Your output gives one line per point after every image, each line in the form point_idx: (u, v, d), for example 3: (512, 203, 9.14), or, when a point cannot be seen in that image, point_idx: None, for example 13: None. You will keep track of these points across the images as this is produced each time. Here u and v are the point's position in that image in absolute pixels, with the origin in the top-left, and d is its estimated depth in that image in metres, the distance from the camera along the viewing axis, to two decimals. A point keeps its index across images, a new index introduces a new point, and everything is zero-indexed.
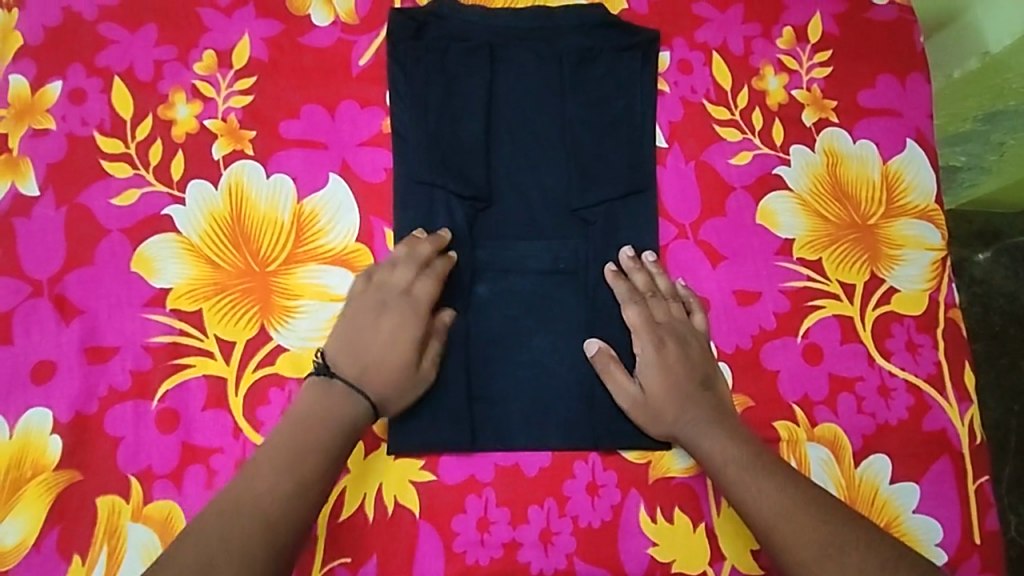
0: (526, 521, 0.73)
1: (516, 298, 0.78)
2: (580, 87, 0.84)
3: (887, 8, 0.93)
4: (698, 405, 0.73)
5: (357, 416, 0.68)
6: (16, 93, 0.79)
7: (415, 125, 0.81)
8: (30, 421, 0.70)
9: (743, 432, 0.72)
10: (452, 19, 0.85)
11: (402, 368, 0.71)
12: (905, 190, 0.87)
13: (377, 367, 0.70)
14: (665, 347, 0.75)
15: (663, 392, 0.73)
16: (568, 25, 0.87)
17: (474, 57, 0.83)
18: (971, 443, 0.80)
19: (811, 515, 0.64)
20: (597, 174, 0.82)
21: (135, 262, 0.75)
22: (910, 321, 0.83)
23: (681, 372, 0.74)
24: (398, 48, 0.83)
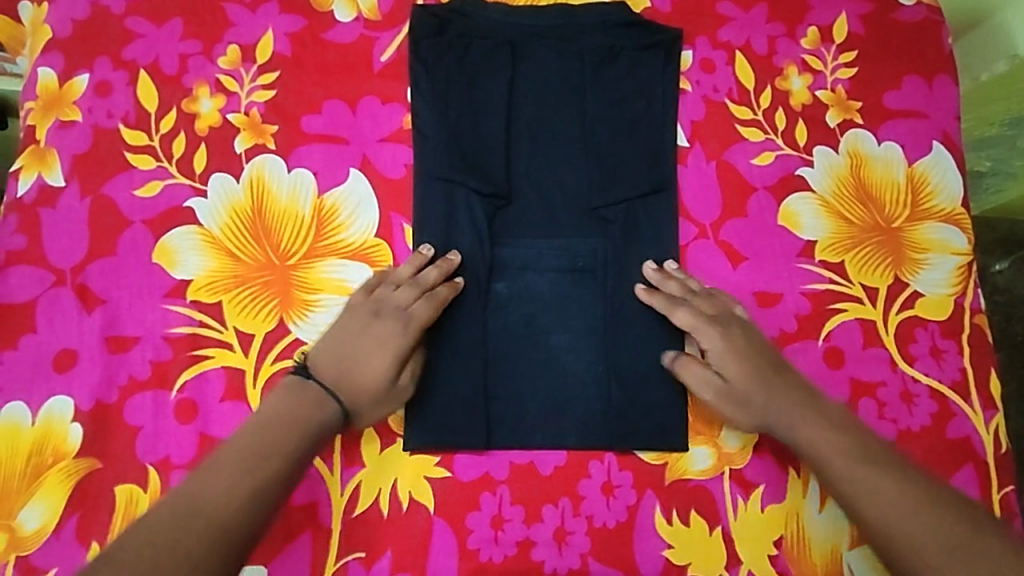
0: (540, 520, 0.72)
1: (534, 297, 0.78)
2: (601, 85, 0.84)
3: (915, 9, 0.92)
4: (783, 399, 0.71)
5: (325, 423, 0.66)
6: (44, 85, 0.80)
7: (436, 121, 0.81)
8: (52, 409, 0.71)
9: (829, 421, 0.70)
10: (475, 17, 0.85)
11: (378, 381, 0.69)
12: (931, 193, 0.86)
13: (355, 376, 0.69)
14: (737, 340, 0.74)
15: (743, 379, 0.72)
16: (589, 23, 0.86)
17: (496, 55, 0.83)
18: (995, 452, 0.79)
19: (920, 509, 0.63)
20: (617, 173, 0.81)
21: (157, 254, 0.76)
22: (934, 325, 0.82)
23: (757, 361, 0.73)
24: (420, 44, 0.83)
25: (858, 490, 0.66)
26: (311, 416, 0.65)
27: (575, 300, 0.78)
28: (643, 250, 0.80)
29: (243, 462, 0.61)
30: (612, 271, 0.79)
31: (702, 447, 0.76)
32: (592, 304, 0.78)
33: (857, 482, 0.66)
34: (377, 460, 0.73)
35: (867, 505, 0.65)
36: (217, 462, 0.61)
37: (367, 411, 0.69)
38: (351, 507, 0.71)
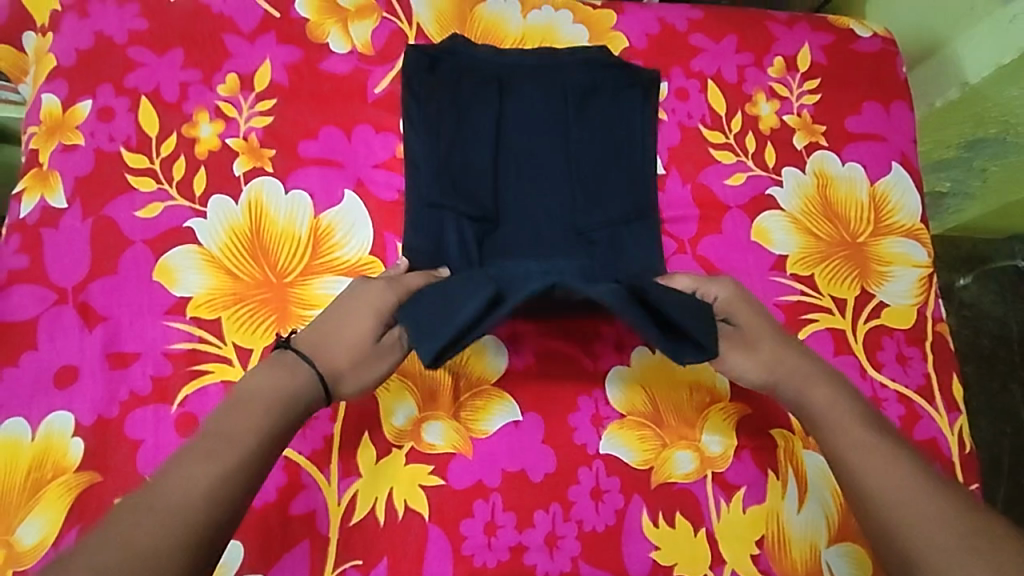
0: (532, 525, 0.75)
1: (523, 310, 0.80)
2: (583, 114, 0.89)
3: (871, 41, 1.00)
4: (800, 361, 0.74)
5: (293, 398, 0.64)
6: (48, 111, 0.83)
7: (428, 149, 0.85)
8: (52, 424, 0.73)
9: (820, 407, 0.71)
10: (464, 55, 0.89)
11: (361, 341, 0.68)
12: (892, 210, 0.92)
13: (337, 340, 0.68)
14: (752, 328, 0.75)
15: (750, 342, 0.74)
16: (573, 63, 0.90)
17: (486, 91, 0.88)
18: (960, 452, 0.84)
19: (913, 498, 0.62)
20: (601, 196, 0.86)
21: (157, 272, 0.79)
22: (899, 333, 0.87)
23: (773, 349, 0.74)
24: (413, 82, 0.87)
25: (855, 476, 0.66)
26: (276, 409, 0.62)
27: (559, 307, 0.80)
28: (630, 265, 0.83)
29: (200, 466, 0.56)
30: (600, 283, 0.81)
31: (685, 451, 0.79)
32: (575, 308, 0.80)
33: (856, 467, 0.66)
34: (373, 469, 0.75)
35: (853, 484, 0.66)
36: (173, 470, 0.56)
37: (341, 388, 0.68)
38: (348, 516, 0.73)
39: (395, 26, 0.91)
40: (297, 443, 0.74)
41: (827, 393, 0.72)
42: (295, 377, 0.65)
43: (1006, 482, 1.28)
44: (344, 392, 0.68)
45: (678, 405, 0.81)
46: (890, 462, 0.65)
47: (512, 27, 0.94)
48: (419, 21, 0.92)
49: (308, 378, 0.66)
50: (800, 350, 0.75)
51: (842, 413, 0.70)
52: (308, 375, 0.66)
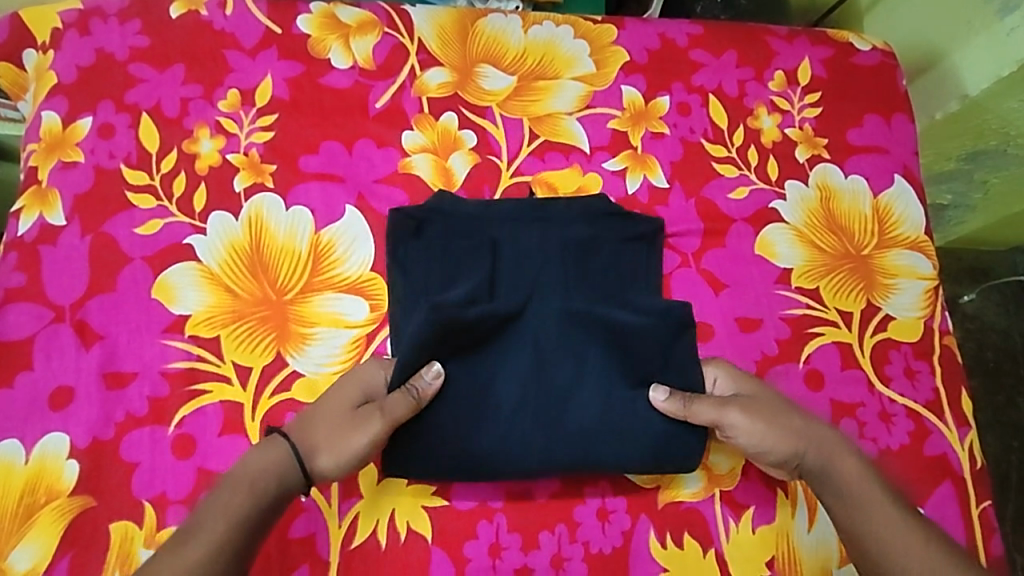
0: (537, 547, 0.73)
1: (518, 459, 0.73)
2: (584, 283, 0.79)
3: (871, 54, 1.00)
4: (791, 419, 0.73)
5: (264, 476, 0.65)
6: (48, 128, 0.83)
7: (415, 297, 0.78)
8: (47, 446, 0.71)
9: (844, 477, 0.70)
10: (454, 214, 0.81)
11: (339, 414, 0.70)
12: (896, 223, 0.92)
13: (319, 419, 0.69)
14: (761, 397, 0.74)
15: (748, 405, 0.73)
16: (571, 214, 0.82)
17: (479, 255, 0.79)
18: (971, 468, 0.82)
19: (929, 568, 0.65)
20: (631, 344, 0.75)
21: (156, 289, 0.78)
22: (907, 347, 0.86)
23: (779, 413, 0.73)
24: (399, 247, 0.80)
25: (876, 543, 0.68)
26: (246, 495, 0.64)
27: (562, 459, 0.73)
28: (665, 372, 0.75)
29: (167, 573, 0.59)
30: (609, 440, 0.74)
31: (693, 469, 0.78)
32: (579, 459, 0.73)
33: (880, 536, 0.68)
34: (375, 490, 0.73)
35: (869, 548, 0.68)
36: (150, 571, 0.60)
37: (314, 462, 0.67)
38: (349, 539, 0.72)
39: (396, 41, 0.91)
40: None
41: (849, 464, 0.71)
42: (268, 466, 0.66)
43: (1013, 497, 1.27)
44: (320, 465, 0.67)
45: None
46: (900, 528, 0.68)
47: (513, 41, 0.94)
48: (420, 35, 0.92)
49: (283, 450, 0.67)
50: (817, 421, 0.73)
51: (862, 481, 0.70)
52: (284, 450, 0.67)
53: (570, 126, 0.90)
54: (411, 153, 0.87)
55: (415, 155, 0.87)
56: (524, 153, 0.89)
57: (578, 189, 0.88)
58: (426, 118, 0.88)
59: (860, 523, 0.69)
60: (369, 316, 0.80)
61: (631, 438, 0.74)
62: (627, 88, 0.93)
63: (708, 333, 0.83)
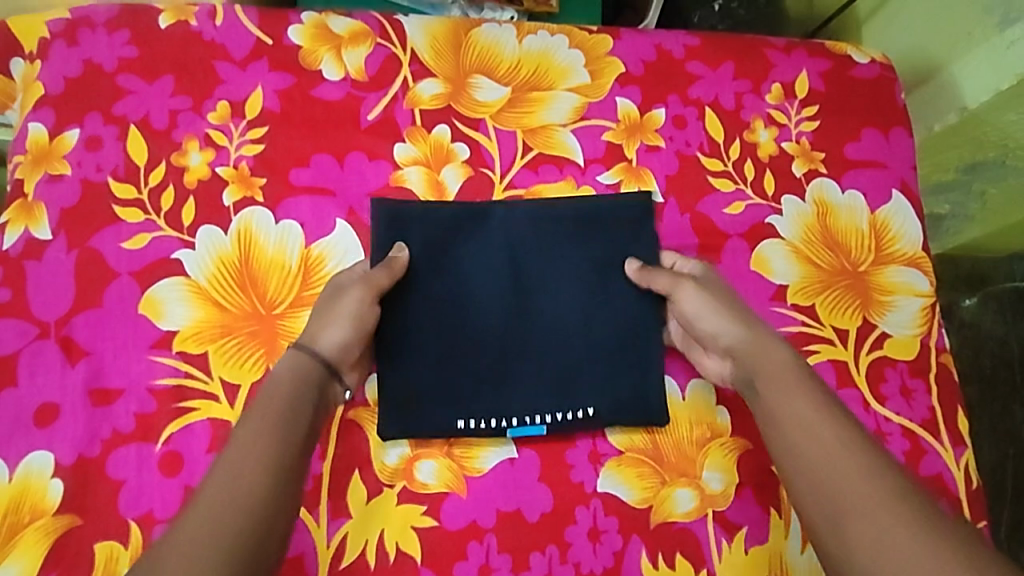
0: (528, 568, 0.72)
1: (483, 416, 0.76)
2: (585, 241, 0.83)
3: (869, 66, 0.99)
4: (742, 318, 0.74)
5: (300, 383, 0.69)
6: (35, 140, 0.82)
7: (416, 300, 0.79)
8: (31, 464, 0.70)
9: (766, 364, 0.71)
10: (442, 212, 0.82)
11: (329, 309, 0.73)
12: (893, 238, 0.91)
13: (317, 320, 0.73)
14: (715, 286, 0.77)
15: (705, 305, 0.75)
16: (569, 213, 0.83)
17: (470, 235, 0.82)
18: (967, 488, 0.82)
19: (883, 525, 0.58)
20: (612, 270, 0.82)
21: (143, 305, 0.77)
22: (903, 365, 0.85)
23: (728, 301, 0.75)
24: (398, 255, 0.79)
25: (807, 464, 0.65)
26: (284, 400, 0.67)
27: (505, 423, 0.76)
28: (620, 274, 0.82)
29: (226, 490, 0.60)
30: (578, 382, 0.79)
31: (686, 489, 0.77)
32: (522, 419, 0.77)
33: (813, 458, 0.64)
34: (364, 510, 0.73)
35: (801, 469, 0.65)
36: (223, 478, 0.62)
37: (316, 344, 0.71)
38: (338, 560, 0.71)
39: (388, 52, 0.90)
40: None
41: (774, 351, 0.71)
42: (290, 376, 0.69)
43: (1009, 506, 1.26)
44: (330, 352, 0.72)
45: (678, 442, 0.78)
46: (838, 450, 0.63)
47: (507, 51, 0.93)
48: (413, 46, 0.91)
49: (290, 354, 0.71)
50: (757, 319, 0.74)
51: (796, 391, 0.68)
52: (299, 358, 0.71)
53: (564, 139, 0.89)
54: (403, 166, 0.86)
55: (407, 169, 0.86)
56: (517, 166, 0.88)
57: None
58: (418, 131, 0.87)
59: (793, 436, 0.66)
60: None
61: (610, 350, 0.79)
62: (621, 100, 0.92)
63: None
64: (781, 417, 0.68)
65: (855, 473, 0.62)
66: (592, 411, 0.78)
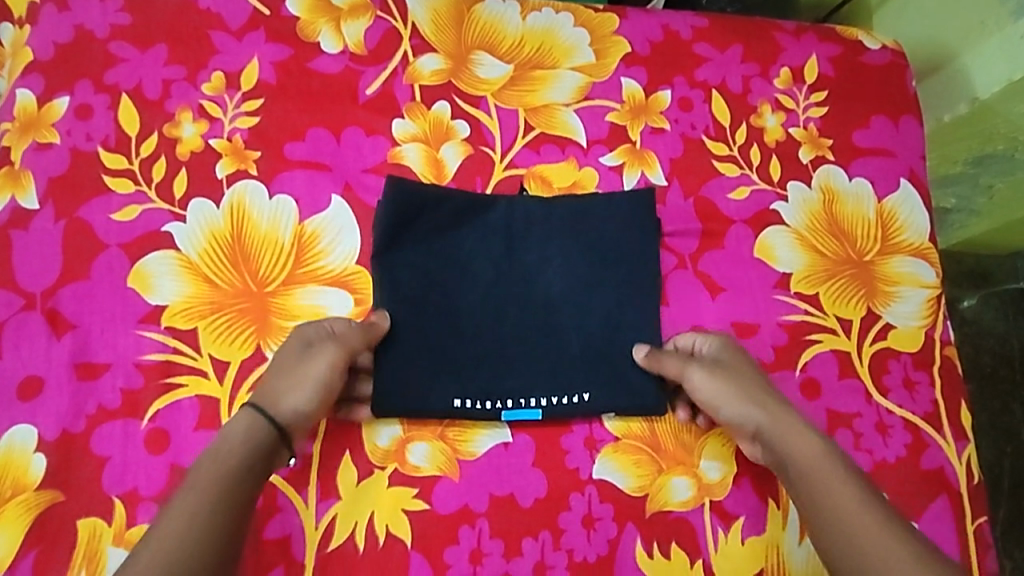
0: (520, 553, 0.71)
1: (473, 394, 0.75)
2: (579, 228, 0.81)
3: (881, 52, 0.97)
4: (753, 389, 0.74)
5: (262, 436, 0.67)
6: (23, 107, 0.80)
7: (415, 276, 0.77)
8: (14, 438, 0.69)
9: (804, 457, 0.70)
10: (447, 199, 0.79)
11: (292, 377, 0.70)
12: (900, 228, 0.89)
13: (283, 388, 0.69)
14: (726, 360, 0.75)
15: (713, 385, 0.74)
16: (568, 207, 0.81)
17: (473, 218, 0.80)
18: (968, 483, 0.80)
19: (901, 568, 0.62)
20: (612, 257, 0.80)
21: (132, 278, 0.75)
22: (906, 357, 0.84)
23: (745, 381, 0.74)
24: (403, 231, 0.78)
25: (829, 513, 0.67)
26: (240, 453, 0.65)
27: (499, 404, 0.75)
28: (621, 265, 0.80)
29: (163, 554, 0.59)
30: (572, 366, 0.77)
31: (683, 477, 0.75)
32: (517, 402, 0.75)
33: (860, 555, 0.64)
34: (354, 492, 0.71)
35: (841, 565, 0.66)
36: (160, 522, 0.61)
37: (277, 410, 0.68)
38: (326, 542, 0.70)
39: (389, 25, 0.88)
40: None
41: (807, 443, 0.71)
42: (238, 445, 0.66)
43: (1005, 503, 1.25)
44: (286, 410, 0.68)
45: (675, 429, 0.77)
46: (866, 515, 0.66)
47: (510, 28, 0.90)
48: (415, 20, 0.89)
49: (247, 417, 0.68)
50: (778, 395, 0.74)
51: (839, 486, 0.68)
52: (256, 419, 0.68)
53: (567, 119, 0.87)
54: (402, 143, 0.84)
55: (405, 145, 0.84)
56: (519, 145, 0.85)
57: (573, 184, 0.85)
58: (418, 107, 0.85)
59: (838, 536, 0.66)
60: (353, 311, 0.77)
61: (600, 335, 0.78)
62: (626, 80, 0.90)
63: None
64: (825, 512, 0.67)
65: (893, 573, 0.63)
66: (587, 396, 0.76)
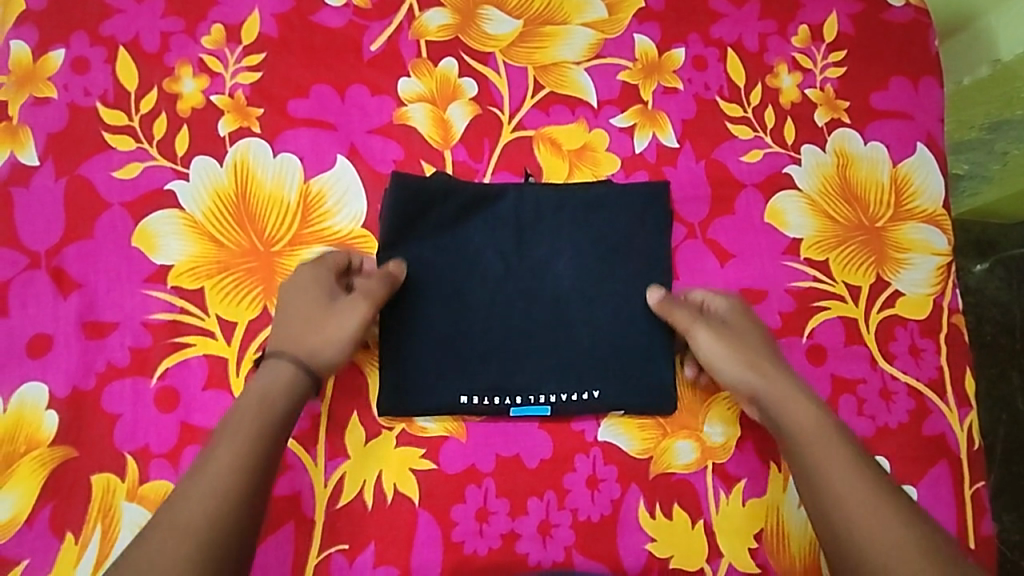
0: (525, 512, 0.72)
1: (480, 391, 0.75)
2: (590, 219, 0.79)
3: (904, 9, 0.93)
4: (757, 349, 0.74)
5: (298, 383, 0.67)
6: (18, 59, 0.77)
7: (421, 271, 0.76)
8: (25, 395, 0.69)
9: (800, 427, 0.69)
10: (451, 192, 0.78)
11: (321, 329, 0.69)
12: (913, 194, 0.87)
13: (311, 339, 0.69)
14: (734, 323, 0.75)
15: (721, 347, 0.74)
16: (579, 199, 0.80)
17: (481, 211, 0.78)
18: (969, 449, 0.81)
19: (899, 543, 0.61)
20: (625, 249, 0.79)
21: (136, 237, 0.74)
22: (913, 324, 0.83)
23: (750, 342, 0.74)
24: (408, 224, 0.76)
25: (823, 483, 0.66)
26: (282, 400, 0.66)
27: (508, 400, 0.75)
28: (633, 256, 0.79)
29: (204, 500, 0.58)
30: (584, 361, 0.76)
31: (687, 441, 0.76)
32: (527, 399, 0.75)
33: (851, 517, 0.63)
34: (363, 451, 0.72)
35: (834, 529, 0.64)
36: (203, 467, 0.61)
37: (317, 361, 0.69)
38: (335, 499, 0.71)
39: None
40: None
41: (806, 411, 0.70)
42: (278, 393, 0.66)
43: (998, 469, 1.28)
44: (323, 361, 0.69)
45: (682, 394, 0.78)
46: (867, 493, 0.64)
47: None
48: None
49: (289, 368, 0.67)
50: (780, 362, 0.73)
51: (836, 450, 0.67)
52: (289, 366, 0.67)
53: (578, 78, 0.85)
54: (407, 103, 0.82)
55: (411, 105, 0.82)
56: (527, 105, 0.83)
57: (583, 146, 0.83)
58: (424, 64, 0.83)
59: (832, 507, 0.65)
60: None
61: (611, 330, 0.77)
62: (639, 37, 0.87)
63: None
64: (817, 475, 0.66)
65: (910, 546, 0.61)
66: (598, 393, 0.76)
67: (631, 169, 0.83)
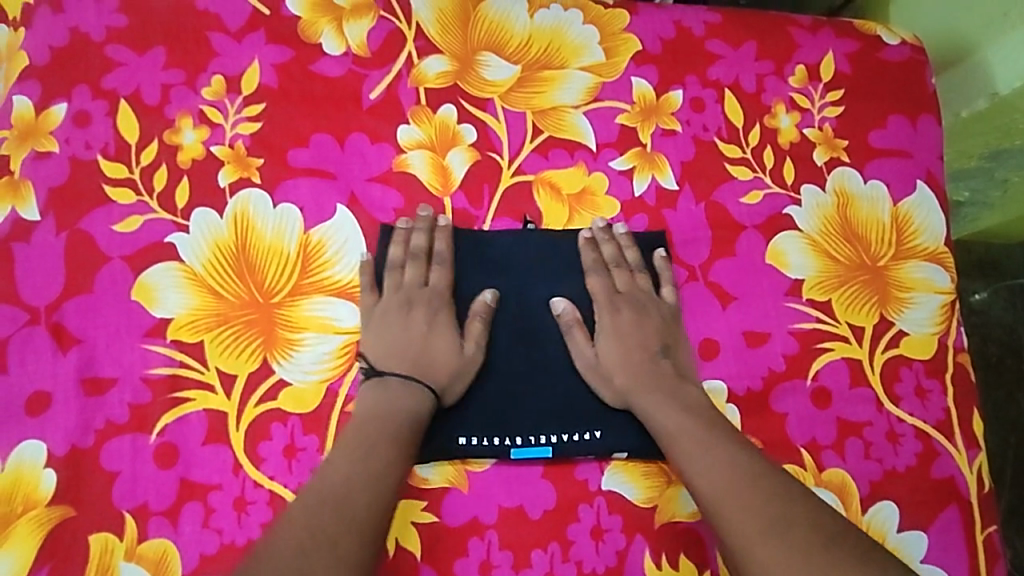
0: (529, 565, 0.71)
1: (477, 432, 0.74)
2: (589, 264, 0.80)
3: (900, 48, 0.93)
4: (644, 366, 0.75)
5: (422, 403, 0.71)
6: (19, 114, 0.78)
7: None
8: (23, 454, 0.69)
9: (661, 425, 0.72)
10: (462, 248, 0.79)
11: (446, 358, 0.74)
12: (915, 232, 0.87)
13: (427, 363, 0.73)
14: (631, 328, 0.77)
15: (607, 356, 0.76)
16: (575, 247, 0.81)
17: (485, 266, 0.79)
18: (978, 491, 0.80)
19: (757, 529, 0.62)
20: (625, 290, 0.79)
21: (136, 291, 0.74)
22: (919, 364, 0.83)
23: (639, 361, 0.76)
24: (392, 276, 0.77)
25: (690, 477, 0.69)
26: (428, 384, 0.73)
27: (507, 441, 0.74)
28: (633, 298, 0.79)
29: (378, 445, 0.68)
30: (584, 404, 0.76)
31: None
32: (527, 440, 0.74)
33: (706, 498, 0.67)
34: None
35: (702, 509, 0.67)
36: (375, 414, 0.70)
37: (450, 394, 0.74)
38: None
39: (392, 26, 0.85)
40: (283, 476, 0.71)
41: (673, 417, 0.72)
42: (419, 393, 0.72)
43: (1007, 493, 1.26)
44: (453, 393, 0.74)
45: None
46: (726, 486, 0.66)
47: (517, 27, 0.87)
48: (419, 20, 0.86)
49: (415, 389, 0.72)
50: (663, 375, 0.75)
51: (694, 444, 0.69)
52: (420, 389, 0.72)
53: (576, 121, 0.85)
54: (406, 150, 0.82)
55: (410, 152, 0.82)
56: (526, 150, 0.83)
57: (582, 190, 0.83)
58: (423, 111, 0.83)
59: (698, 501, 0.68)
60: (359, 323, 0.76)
61: None
62: (637, 80, 0.87)
63: (715, 350, 0.80)
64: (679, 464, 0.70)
65: (746, 504, 0.64)
66: (599, 434, 0.75)
67: (631, 212, 0.83)
